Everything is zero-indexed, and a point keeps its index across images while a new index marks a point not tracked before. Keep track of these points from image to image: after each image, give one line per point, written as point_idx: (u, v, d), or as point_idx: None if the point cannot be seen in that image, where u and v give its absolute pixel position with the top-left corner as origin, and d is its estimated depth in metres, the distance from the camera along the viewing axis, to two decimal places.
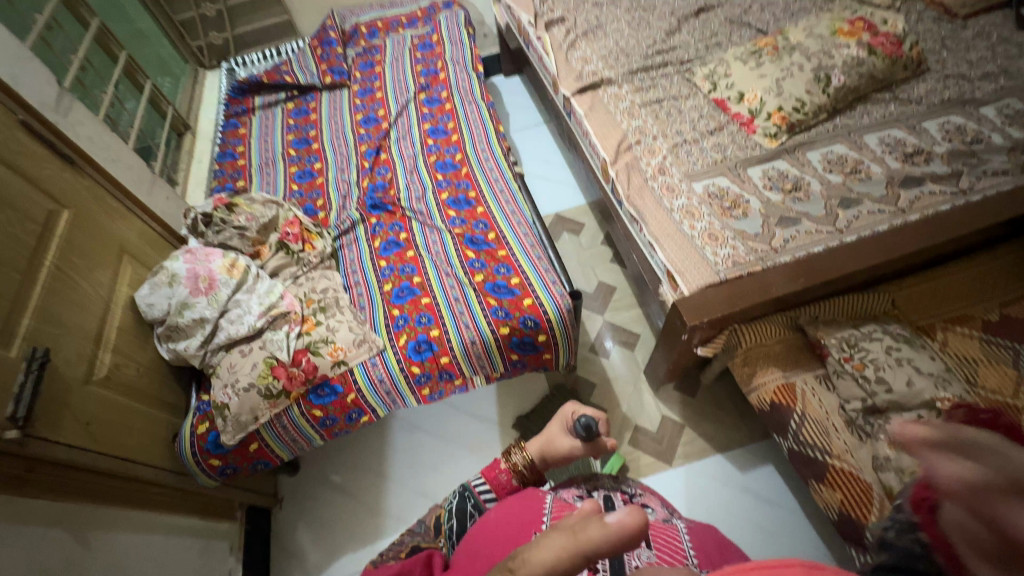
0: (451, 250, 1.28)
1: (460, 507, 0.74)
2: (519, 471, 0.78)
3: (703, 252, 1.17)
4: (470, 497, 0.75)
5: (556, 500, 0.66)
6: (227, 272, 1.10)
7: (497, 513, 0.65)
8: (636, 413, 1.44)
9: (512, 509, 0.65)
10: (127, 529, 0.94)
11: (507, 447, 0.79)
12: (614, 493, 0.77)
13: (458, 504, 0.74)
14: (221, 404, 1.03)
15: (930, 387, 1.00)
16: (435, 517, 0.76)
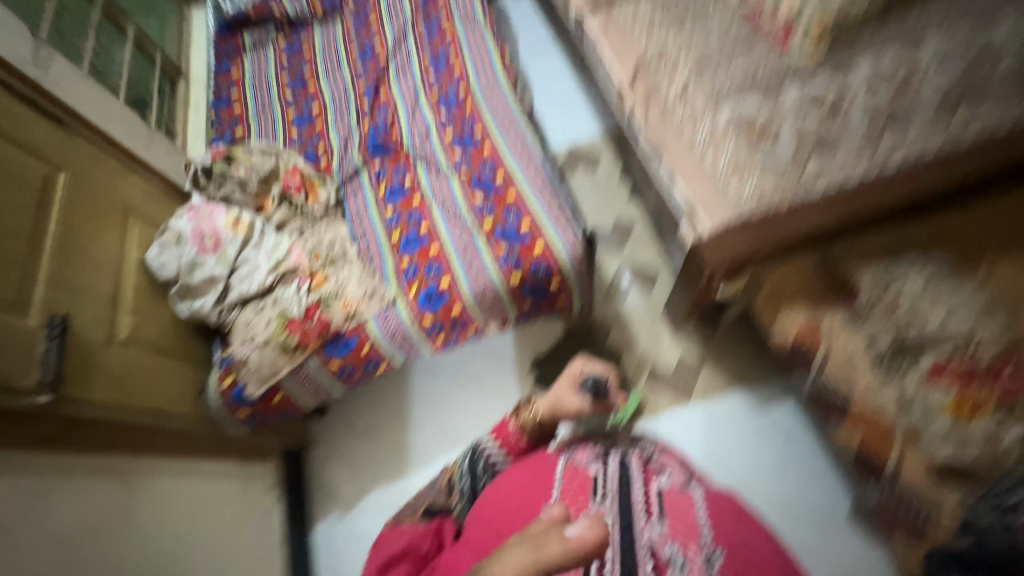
0: (459, 194, 1.22)
1: (471, 466, 0.81)
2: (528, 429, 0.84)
3: (727, 186, 1.09)
4: (481, 457, 0.82)
5: (567, 467, 0.74)
6: (231, 229, 1.10)
7: (509, 480, 0.74)
8: (654, 353, 1.43)
9: (518, 478, 0.73)
10: (170, 475, 1.01)
11: (517, 407, 0.84)
12: (632, 452, 0.79)
13: (469, 465, 0.81)
14: (242, 359, 1.06)
15: (969, 320, 0.96)
16: (447, 478, 0.81)
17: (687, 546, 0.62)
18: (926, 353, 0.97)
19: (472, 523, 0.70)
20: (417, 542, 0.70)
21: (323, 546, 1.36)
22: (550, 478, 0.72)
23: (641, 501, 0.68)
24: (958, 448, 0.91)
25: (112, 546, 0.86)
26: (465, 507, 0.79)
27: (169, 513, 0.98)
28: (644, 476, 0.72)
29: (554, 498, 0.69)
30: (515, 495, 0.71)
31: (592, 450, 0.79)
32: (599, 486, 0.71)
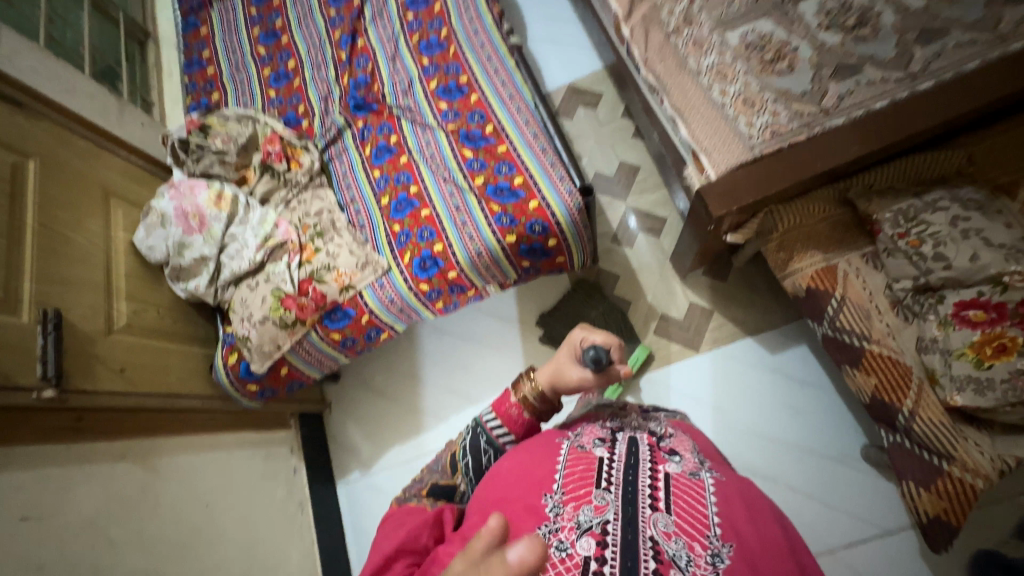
0: (447, 150, 1.15)
1: (474, 443, 0.77)
2: (529, 404, 0.78)
3: (736, 123, 0.99)
4: (483, 434, 0.77)
5: (572, 451, 0.63)
6: (215, 206, 1.07)
7: (511, 462, 0.64)
8: (663, 302, 1.39)
9: (522, 459, 0.63)
10: (190, 451, 1.05)
11: (517, 378, 0.80)
12: (640, 434, 0.67)
13: (472, 441, 0.77)
14: (243, 336, 1.06)
15: (998, 261, 0.88)
16: (450, 454, 0.79)
17: (694, 544, 0.50)
18: (950, 294, 0.91)
19: (474, 512, 0.61)
20: (414, 534, 0.61)
21: (348, 501, 1.42)
22: (554, 461, 0.62)
23: (646, 488, 0.56)
24: (976, 393, 0.87)
25: (144, 521, 0.90)
26: (469, 486, 0.77)
27: (194, 486, 1.02)
28: (652, 459, 0.61)
29: (556, 486, 0.57)
30: (516, 480, 0.60)
31: (598, 432, 0.68)
32: (602, 471, 0.59)
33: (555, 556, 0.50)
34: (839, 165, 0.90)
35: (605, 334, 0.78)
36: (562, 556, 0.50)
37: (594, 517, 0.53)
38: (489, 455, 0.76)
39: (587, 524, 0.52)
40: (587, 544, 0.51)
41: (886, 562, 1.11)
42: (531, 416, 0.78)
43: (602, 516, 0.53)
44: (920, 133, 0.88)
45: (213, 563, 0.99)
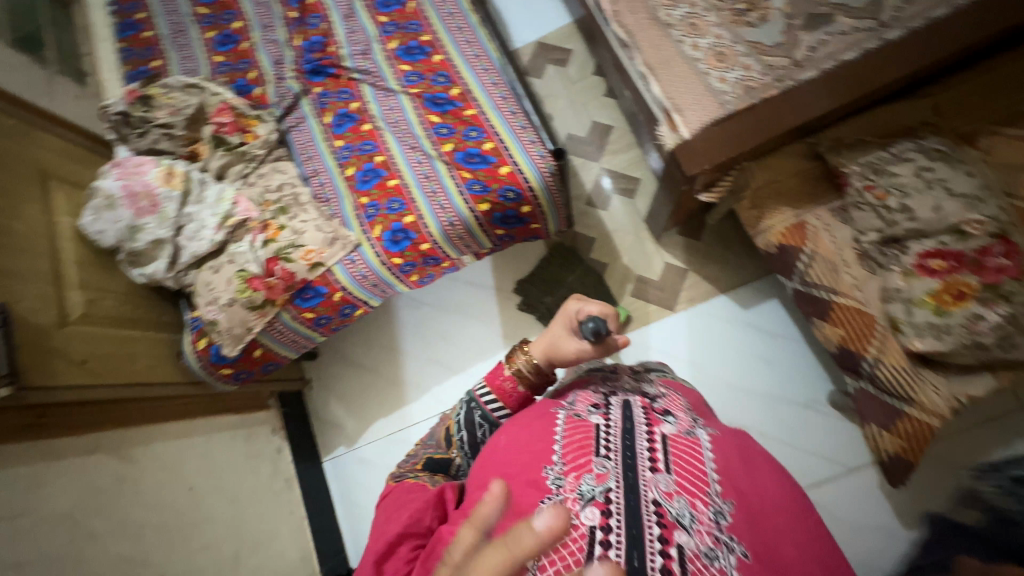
0: (412, 116, 1.09)
1: (468, 419, 0.77)
2: (523, 377, 0.79)
3: (708, 78, 0.98)
4: (477, 408, 0.77)
5: (568, 420, 0.62)
6: (165, 183, 1.00)
7: (507, 437, 0.63)
8: (638, 263, 1.40)
9: (519, 433, 0.62)
10: (166, 439, 1.03)
11: (511, 352, 0.81)
12: (634, 397, 0.68)
13: (466, 417, 0.77)
14: (211, 320, 1.02)
15: (959, 210, 0.92)
16: (444, 428, 0.81)
17: (696, 501, 0.52)
18: (913, 244, 0.94)
19: (475, 488, 0.61)
20: (417, 517, 0.60)
21: (335, 475, 1.42)
22: (551, 432, 0.61)
23: (644, 452, 0.57)
24: (935, 338, 0.91)
25: (126, 511, 0.89)
26: (465, 459, 0.78)
27: (175, 472, 1.01)
28: (648, 421, 0.61)
29: (555, 457, 0.57)
30: (514, 454, 0.60)
31: (592, 397, 0.68)
32: (600, 438, 0.59)
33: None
34: (812, 119, 0.89)
35: (600, 305, 0.77)
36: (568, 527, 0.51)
37: (597, 485, 0.54)
38: (484, 430, 0.77)
39: (590, 494, 0.53)
40: (591, 514, 0.51)
41: (852, 497, 1.19)
42: (525, 389, 0.78)
43: (604, 484, 0.54)
44: (892, 83, 0.87)
45: (203, 544, 0.99)
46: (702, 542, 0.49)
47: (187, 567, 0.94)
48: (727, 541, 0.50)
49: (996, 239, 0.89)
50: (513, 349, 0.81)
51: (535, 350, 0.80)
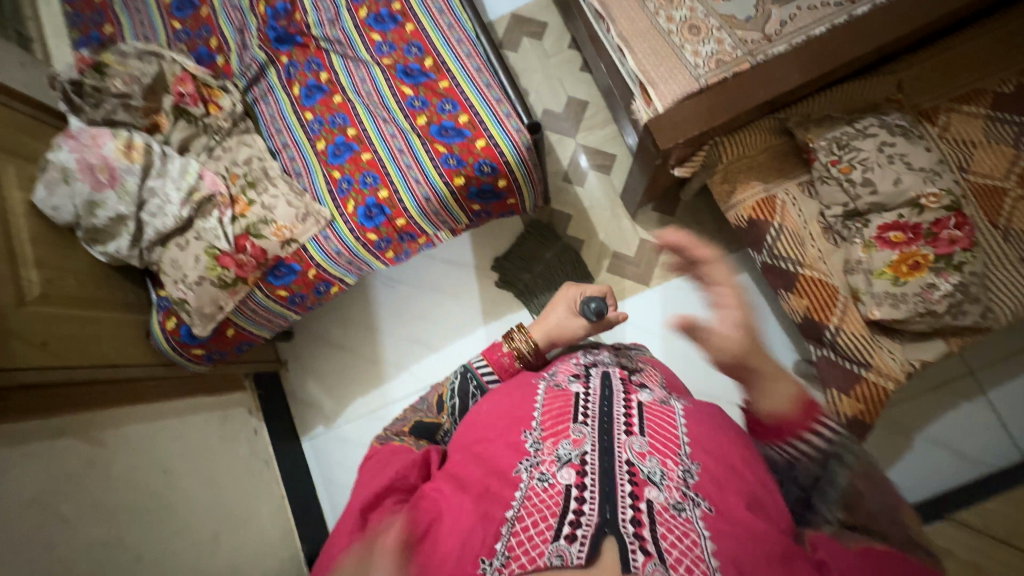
0: (385, 88, 1.07)
1: (463, 387, 0.77)
2: (521, 355, 0.79)
3: (682, 52, 0.98)
4: (472, 378, 0.77)
5: (548, 389, 0.66)
6: (124, 156, 0.95)
7: (489, 405, 0.66)
8: (614, 239, 1.41)
9: (500, 401, 0.65)
10: (138, 421, 1.01)
11: (509, 331, 0.81)
12: (613, 368, 0.70)
13: (461, 385, 0.76)
14: (179, 299, 0.99)
15: (917, 184, 0.96)
16: (437, 394, 0.79)
17: (667, 461, 0.55)
18: (874, 217, 0.98)
19: (457, 452, 0.63)
20: (404, 473, 0.60)
21: (315, 454, 1.42)
22: (533, 400, 0.64)
23: (621, 416, 0.60)
24: (892, 307, 0.96)
25: (99, 494, 0.88)
26: (455, 424, 0.76)
27: (149, 454, 1.00)
28: (625, 390, 0.64)
29: (535, 423, 0.61)
30: (495, 420, 0.63)
31: (573, 367, 0.71)
32: (579, 406, 0.61)
33: (536, 486, 0.54)
34: (781, 94, 0.91)
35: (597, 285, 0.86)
36: (545, 486, 0.53)
37: (573, 450, 0.56)
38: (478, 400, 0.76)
39: (567, 456, 0.55)
40: (567, 474, 0.54)
41: None
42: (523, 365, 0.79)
43: (581, 448, 0.56)
44: (859, 58, 0.89)
45: (181, 524, 0.99)
46: (671, 496, 0.51)
47: (165, 548, 0.93)
48: (693, 497, 0.52)
49: (950, 212, 0.95)
50: (512, 329, 0.81)
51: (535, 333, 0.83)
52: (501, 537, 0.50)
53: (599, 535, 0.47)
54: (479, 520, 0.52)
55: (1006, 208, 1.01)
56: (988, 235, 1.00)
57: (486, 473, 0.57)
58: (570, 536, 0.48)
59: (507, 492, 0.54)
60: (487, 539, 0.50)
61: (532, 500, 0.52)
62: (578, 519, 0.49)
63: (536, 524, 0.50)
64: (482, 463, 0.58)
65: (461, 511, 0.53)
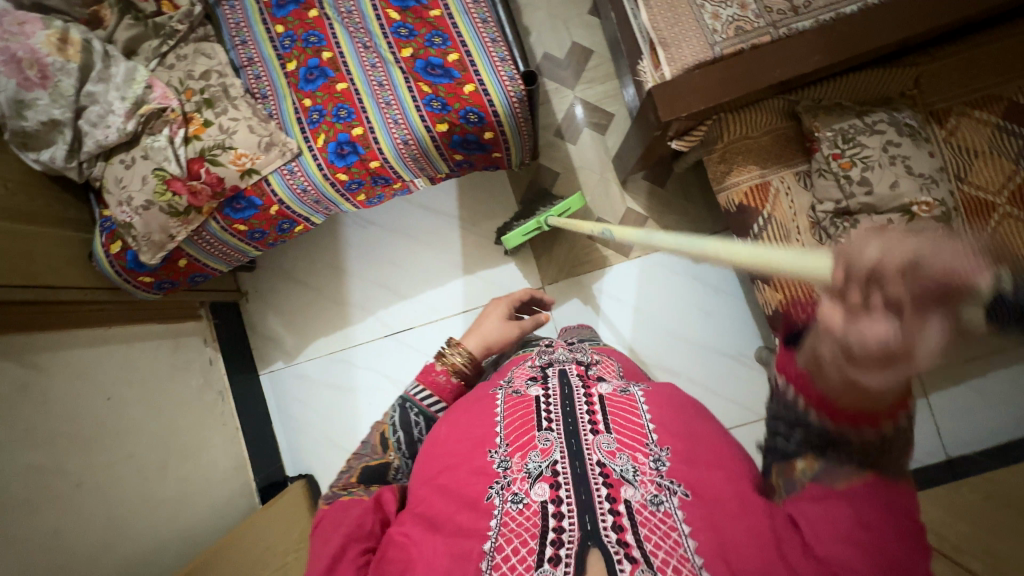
0: (368, 9, 0.95)
1: (403, 418, 0.76)
2: (458, 368, 0.82)
3: (701, 12, 0.89)
4: (413, 407, 0.77)
5: (508, 399, 0.65)
6: (59, 53, 0.82)
7: (448, 428, 0.66)
8: (600, 204, 1.36)
9: (459, 424, 0.64)
10: (76, 347, 0.97)
11: (442, 351, 0.84)
12: (569, 366, 0.72)
13: (401, 416, 0.76)
14: (124, 223, 0.90)
15: (913, 190, 0.93)
16: (379, 434, 0.76)
17: (637, 454, 0.56)
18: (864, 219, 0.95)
19: (421, 487, 0.60)
20: (360, 522, 0.60)
21: (274, 389, 1.40)
22: (493, 417, 0.63)
23: (585, 416, 0.60)
24: None
25: (33, 418, 0.85)
26: (404, 461, 0.74)
27: (90, 381, 0.97)
28: (584, 385, 0.66)
29: (499, 440, 0.60)
30: (455, 442, 0.62)
31: (529, 371, 0.73)
32: (541, 411, 0.62)
33: (512, 510, 0.53)
34: (797, 76, 0.84)
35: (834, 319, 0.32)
36: (519, 508, 0.53)
37: (542, 461, 0.56)
38: (421, 426, 0.76)
39: (538, 471, 0.55)
40: (541, 490, 0.54)
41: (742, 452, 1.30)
42: (461, 380, 0.82)
43: (550, 458, 0.56)
44: (883, 47, 0.83)
45: (124, 452, 0.97)
46: (647, 492, 0.52)
47: (107, 475, 0.93)
48: (668, 485, 0.53)
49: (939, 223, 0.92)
50: (443, 348, 0.84)
51: (469, 345, 0.88)
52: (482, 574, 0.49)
53: (584, 549, 0.48)
54: (454, 562, 0.51)
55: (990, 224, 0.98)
56: None
57: (456, 508, 0.55)
58: (554, 558, 0.48)
59: (482, 524, 0.53)
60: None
61: (509, 526, 0.52)
62: (560, 537, 0.50)
63: (518, 548, 0.50)
64: (451, 497, 0.56)
65: (434, 555, 0.52)
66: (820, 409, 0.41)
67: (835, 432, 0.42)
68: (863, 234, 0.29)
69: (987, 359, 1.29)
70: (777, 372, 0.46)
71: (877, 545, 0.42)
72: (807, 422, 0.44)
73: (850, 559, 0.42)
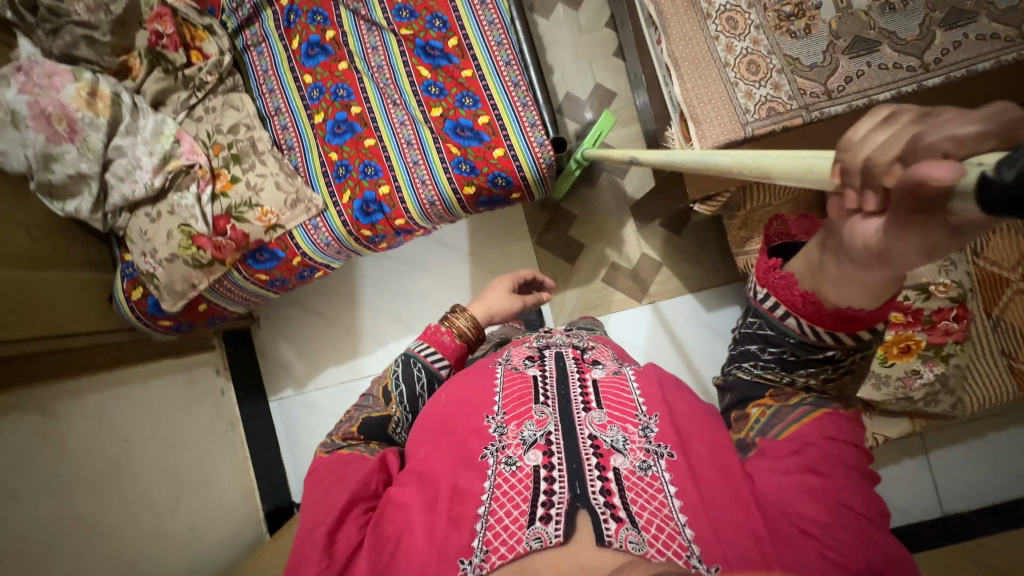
0: (398, 63, 0.94)
1: (407, 373, 0.77)
2: (463, 333, 0.84)
3: (734, 90, 0.88)
4: (417, 363, 0.78)
5: (507, 373, 0.68)
6: (88, 107, 0.81)
7: (448, 394, 0.69)
8: (615, 249, 1.38)
9: (459, 392, 0.68)
10: (94, 390, 0.97)
11: (450, 314, 0.87)
12: (566, 349, 0.74)
13: (404, 371, 0.77)
14: (147, 273, 0.90)
15: (932, 271, 0.97)
16: (382, 387, 0.79)
17: (627, 426, 0.58)
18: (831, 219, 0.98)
19: (420, 446, 0.64)
20: (365, 481, 0.62)
21: (284, 415, 1.41)
22: (491, 388, 0.66)
23: (578, 395, 0.62)
24: (874, 387, 1.01)
25: (52, 468, 0.85)
26: (404, 414, 0.76)
27: (106, 423, 0.97)
28: (580, 369, 0.68)
29: (496, 408, 0.63)
30: (454, 407, 0.66)
31: (526, 351, 0.75)
32: (539, 387, 0.64)
33: (505, 472, 0.55)
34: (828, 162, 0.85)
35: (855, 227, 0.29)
36: (513, 469, 0.55)
37: (537, 431, 0.58)
38: (423, 382, 0.77)
39: (532, 438, 0.57)
40: (534, 455, 0.56)
41: None
42: (464, 343, 0.84)
43: (544, 429, 0.58)
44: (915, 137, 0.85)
45: (140, 493, 0.98)
46: (635, 459, 0.55)
47: (123, 519, 0.93)
48: (655, 450, 0.56)
49: (954, 303, 0.97)
50: (448, 313, 0.87)
51: (473, 312, 0.92)
52: (477, 533, 0.52)
53: (573, 510, 0.50)
54: (449, 524, 0.54)
55: (1002, 300, 1.00)
56: (981, 328, 1.01)
57: (453, 467, 0.59)
58: (545, 516, 0.50)
59: (476, 485, 0.56)
60: (462, 541, 0.52)
61: (502, 487, 0.54)
62: (550, 499, 0.52)
63: (509, 512, 0.52)
64: (448, 455, 0.60)
65: (432, 524, 0.55)
66: (802, 316, 0.48)
67: (813, 342, 0.49)
68: (855, 133, 0.26)
69: (986, 421, 1.31)
70: (756, 280, 0.52)
71: (826, 491, 0.50)
72: (788, 334, 0.50)
73: (808, 510, 0.49)
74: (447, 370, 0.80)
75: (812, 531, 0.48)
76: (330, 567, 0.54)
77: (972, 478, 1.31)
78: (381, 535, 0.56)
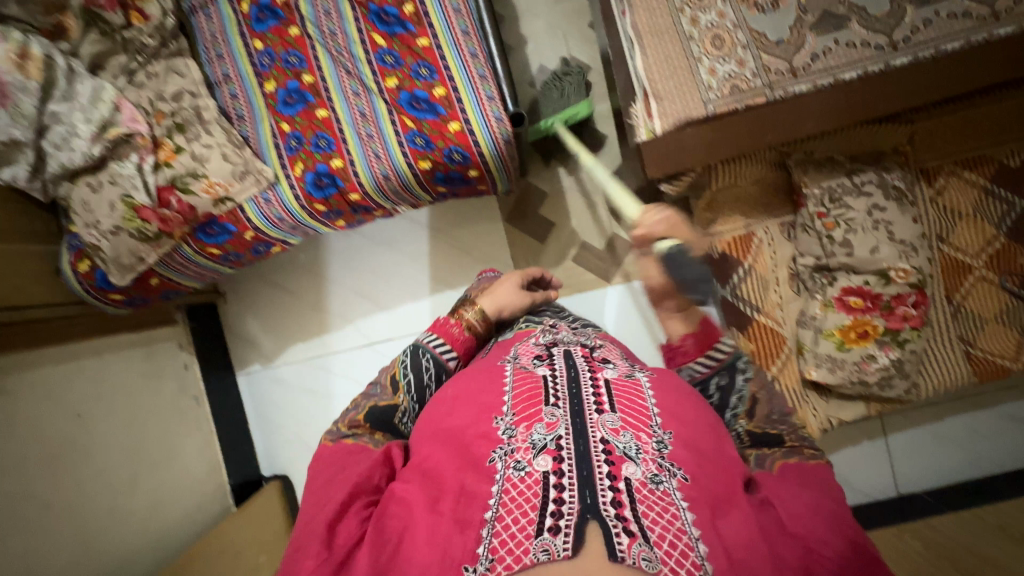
0: (352, 30, 0.90)
1: (415, 362, 0.77)
2: (472, 326, 0.83)
3: (697, 66, 0.85)
4: (426, 353, 0.78)
5: (517, 371, 0.64)
6: (18, 69, 0.76)
7: (455, 388, 0.67)
8: (585, 229, 1.36)
9: (467, 391, 0.64)
10: (46, 364, 0.97)
11: (459, 307, 0.85)
12: (575, 347, 0.70)
13: (413, 360, 0.77)
14: (92, 245, 0.87)
15: (892, 256, 0.95)
16: (389, 376, 0.78)
17: (640, 434, 0.55)
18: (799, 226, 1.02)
19: (424, 444, 0.62)
20: (367, 475, 0.60)
21: (252, 389, 1.40)
22: (502, 383, 0.63)
23: (590, 396, 0.59)
24: (828, 370, 1.00)
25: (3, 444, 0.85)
26: (411, 404, 0.75)
27: (58, 399, 0.97)
28: (591, 369, 0.64)
29: (506, 408, 0.59)
30: (463, 406, 0.62)
31: (534, 350, 0.70)
32: (549, 387, 0.60)
33: (513, 477, 0.52)
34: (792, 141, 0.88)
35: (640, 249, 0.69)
36: (522, 475, 0.52)
37: (547, 434, 0.55)
38: (431, 372, 0.77)
39: (543, 442, 0.54)
40: (544, 461, 0.52)
41: None
42: (473, 336, 0.83)
43: (554, 432, 0.55)
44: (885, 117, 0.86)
45: (95, 469, 0.98)
46: (648, 471, 0.52)
47: (78, 494, 0.94)
48: (669, 467, 0.52)
49: (913, 289, 0.95)
50: (457, 305, 0.85)
51: (482, 303, 0.86)
52: (482, 539, 0.48)
53: (583, 521, 0.47)
54: (454, 527, 0.50)
55: (964, 286, 1.00)
56: (940, 312, 1.00)
57: (460, 467, 0.55)
58: (553, 527, 0.47)
59: (484, 487, 0.52)
60: (467, 546, 0.48)
61: (510, 494, 0.51)
62: (560, 508, 0.48)
63: (517, 520, 0.48)
64: (454, 456, 0.57)
65: (435, 523, 0.51)
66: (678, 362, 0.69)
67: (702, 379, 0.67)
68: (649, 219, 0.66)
69: (946, 405, 1.33)
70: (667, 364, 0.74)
71: (835, 517, 0.51)
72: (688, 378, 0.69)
73: (818, 530, 0.50)
74: (455, 362, 0.80)
75: (818, 551, 0.48)
76: (327, 561, 0.52)
77: (928, 461, 1.33)
78: (382, 531, 0.54)
